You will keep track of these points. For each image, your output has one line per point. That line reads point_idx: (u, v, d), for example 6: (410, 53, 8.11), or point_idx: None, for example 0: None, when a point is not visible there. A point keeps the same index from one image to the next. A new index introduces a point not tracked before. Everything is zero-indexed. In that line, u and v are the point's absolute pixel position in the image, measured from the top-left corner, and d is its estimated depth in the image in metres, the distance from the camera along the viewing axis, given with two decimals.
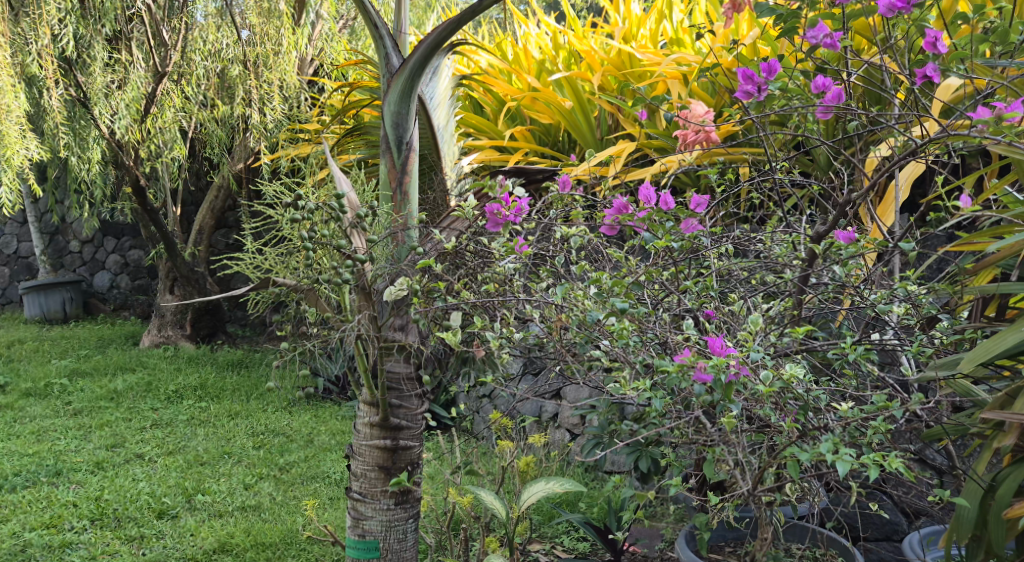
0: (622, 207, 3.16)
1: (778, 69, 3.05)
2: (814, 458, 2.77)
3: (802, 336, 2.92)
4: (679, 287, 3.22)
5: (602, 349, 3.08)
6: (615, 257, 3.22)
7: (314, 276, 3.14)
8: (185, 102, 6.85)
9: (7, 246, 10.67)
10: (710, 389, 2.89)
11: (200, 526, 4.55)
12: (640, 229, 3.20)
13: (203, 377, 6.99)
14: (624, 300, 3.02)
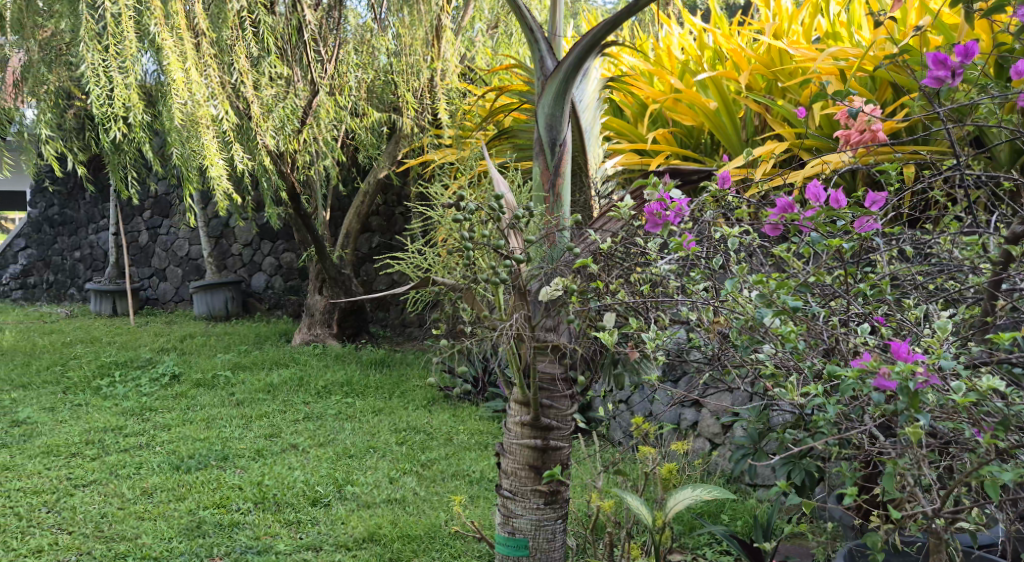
0: (787, 207, 3.13)
1: (975, 53, 2.89)
2: (1017, 478, 2.63)
3: (1002, 348, 2.75)
4: (848, 291, 3.11)
5: (765, 354, 3.03)
6: (779, 257, 3.14)
7: (472, 276, 3.20)
8: (339, 113, 7.05)
9: (178, 248, 11.28)
10: (892, 397, 2.79)
11: (351, 515, 4.71)
12: (806, 228, 3.14)
13: (349, 374, 7.20)
14: (793, 304, 2.94)
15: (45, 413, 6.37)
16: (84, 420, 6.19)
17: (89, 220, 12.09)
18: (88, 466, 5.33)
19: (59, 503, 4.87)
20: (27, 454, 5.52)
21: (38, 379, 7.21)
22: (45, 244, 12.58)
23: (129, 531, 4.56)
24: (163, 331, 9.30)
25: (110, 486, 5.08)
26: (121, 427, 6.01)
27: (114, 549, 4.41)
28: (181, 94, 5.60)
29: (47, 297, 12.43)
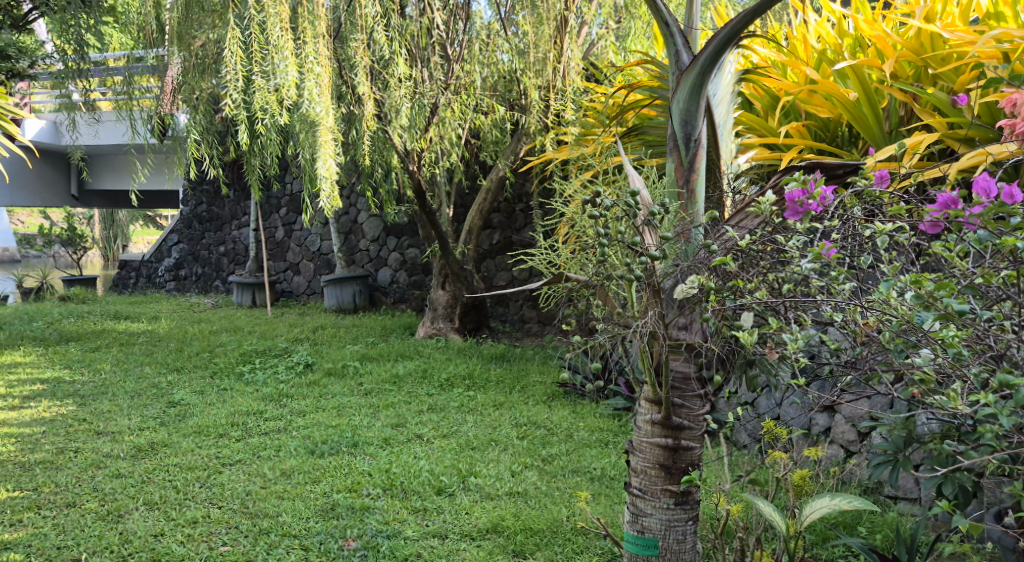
0: (950, 202, 3.11)
1: None
2: None
3: None
4: (1011, 295, 2.97)
5: (920, 359, 2.91)
6: (938, 254, 3.03)
7: (605, 273, 3.19)
8: (463, 111, 7.09)
9: (311, 244, 11.60)
10: None
11: (475, 506, 4.75)
12: (973, 225, 3.06)
13: (471, 368, 7.28)
14: (957, 306, 2.82)
15: (195, 396, 6.66)
16: (230, 403, 6.46)
17: (232, 217, 12.57)
18: (234, 446, 5.55)
19: (210, 479, 5.09)
20: (181, 433, 5.80)
21: (187, 365, 7.55)
22: (194, 239, 13.15)
23: (271, 509, 4.72)
24: (298, 322, 9.59)
25: (253, 465, 5.27)
26: (262, 411, 6.23)
27: (259, 525, 4.58)
28: (319, 98, 5.75)
29: (195, 288, 12.98)
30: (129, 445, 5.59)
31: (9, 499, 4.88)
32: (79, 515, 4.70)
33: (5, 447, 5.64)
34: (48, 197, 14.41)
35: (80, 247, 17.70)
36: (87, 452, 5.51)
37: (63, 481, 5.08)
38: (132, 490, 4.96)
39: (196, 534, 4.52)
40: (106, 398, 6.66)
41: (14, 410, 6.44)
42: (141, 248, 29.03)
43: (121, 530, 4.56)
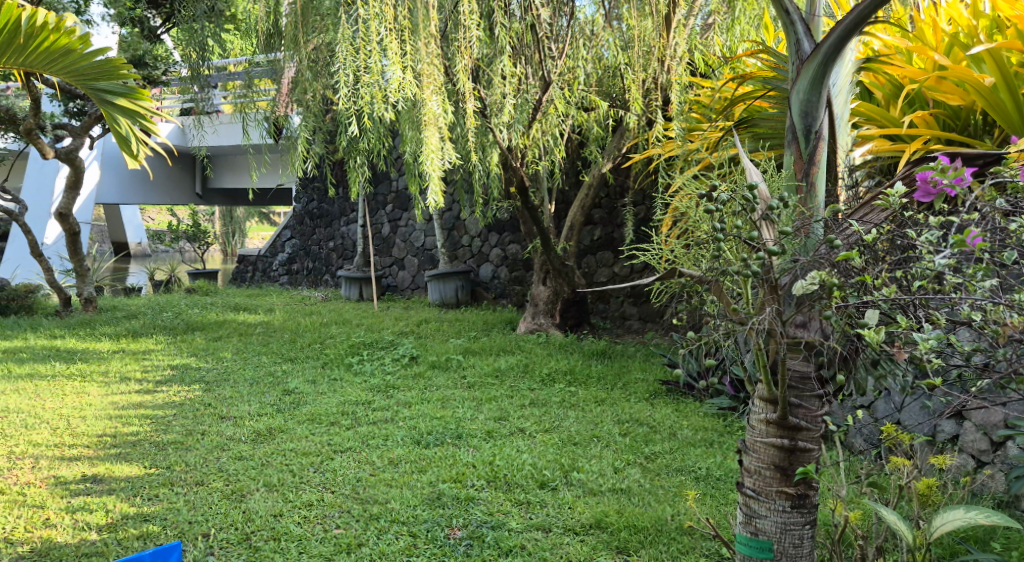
0: None
1: None
2: None
3: None
4: None
5: None
6: None
7: (719, 268, 3.13)
8: (565, 108, 7.03)
9: (415, 240, 11.72)
10: None
11: (577, 501, 4.72)
12: None
13: (572, 363, 7.24)
14: None
15: (308, 385, 6.81)
16: (341, 392, 6.58)
17: (341, 213, 12.81)
18: (345, 434, 5.64)
19: (323, 465, 5.18)
20: (296, 420, 5.93)
21: (301, 355, 7.73)
22: (306, 235, 13.44)
23: (380, 496, 4.78)
24: (404, 316, 9.70)
25: (363, 453, 5.35)
26: (370, 402, 6.32)
27: (369, 510, 4.65)
28: (427, 95, 5.78)
29: (307, 282, 13.27)
30: (250, 430, 5.75)
31: (145, 475, 5.08)
32: (207, 493, 4.85)
33: (140, 428, 5.87)
34: (172, 194, 14.96)
35: (201, 242, 18.33)
36: (213, 435, 5.69)
37: (193, 461, 5.26)
38: (254, 472, 5.09)
39: (311, 516, 4.61)
40: (228, 385, 6.87)
41: (145, 394, 6.70)
42: (257, 244, 29.81)
43: (245, 509, 4.67)
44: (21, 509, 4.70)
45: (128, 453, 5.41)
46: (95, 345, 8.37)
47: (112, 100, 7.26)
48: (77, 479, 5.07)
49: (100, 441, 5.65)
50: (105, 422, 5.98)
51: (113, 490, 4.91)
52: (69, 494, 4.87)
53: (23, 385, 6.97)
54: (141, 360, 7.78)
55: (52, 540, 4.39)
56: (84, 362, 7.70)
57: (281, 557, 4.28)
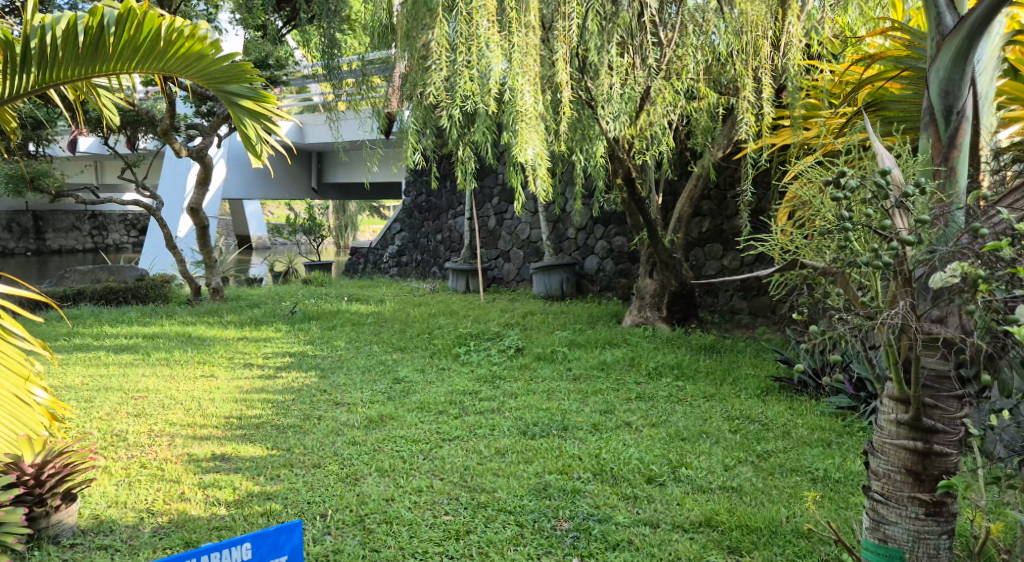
0: None
1: None
2: None
3: None
4: None
5: None
6: None
7: (847, 259, 2.99)
8: (674, 96, 6.85)
9: (521, 232, 11.67)
10: None
11: (686, 497, 4.58)
12: None
13: (679, 357, 7.08)
14: None
15: (418, 373, 6.83)
16: (449, 382, 6.57)
17: (449, 206, 12.85)
18: (453, 423, 5.62)
19: (432, 452, 5.17)
20: (406, 408, 5.94)
21: (411, 345, 7.76)
22: (414, 227, 13.53)
23: (488, 485, 4.73)
24: (509, 307, 9.67)
25: (471, 442, 5.31)
26: (478, 392, 6.29)
27: (477, 498, 4.60)
28: (528, 87, 5.67)
29: (416, 274, 13.36)
30: (363, 416, 5.78)
31: (268, 456, 5.16)
32: (324, 475, 4.89)
33: (262, 411, 5.98)
34: (289, 189, 15.28)
35: (316, 235, 18.71)
36: (329, 419, 5.75)
37: (311, 444, 5.31)
38: (367, 456, 5.11)
39: (422, 501, 4.59)
40: (342, 371, 6.96)
41: (266, 379, 6.83)
42: (368, 237, 30.30)
43: (359, 492, 4.69)
44: (158, 483, 4.82)
45: (253, 435, 5.52)
46: (221, 332, 8.58)
47: (235, 98, 4.87)
48: (208, 457, 5.18)
49: (227, 422, 5.77)
50: (231, 404, 6.12)
51: (240, 469, 5.00)
52: (201, 471, 4.98)
53: (156, 367, 7.20)
54: (261, 347, 7.95)
55: (186, 513, 4.47)
56: (209, 348, 7.90)
57: (393, 540, 4.27)
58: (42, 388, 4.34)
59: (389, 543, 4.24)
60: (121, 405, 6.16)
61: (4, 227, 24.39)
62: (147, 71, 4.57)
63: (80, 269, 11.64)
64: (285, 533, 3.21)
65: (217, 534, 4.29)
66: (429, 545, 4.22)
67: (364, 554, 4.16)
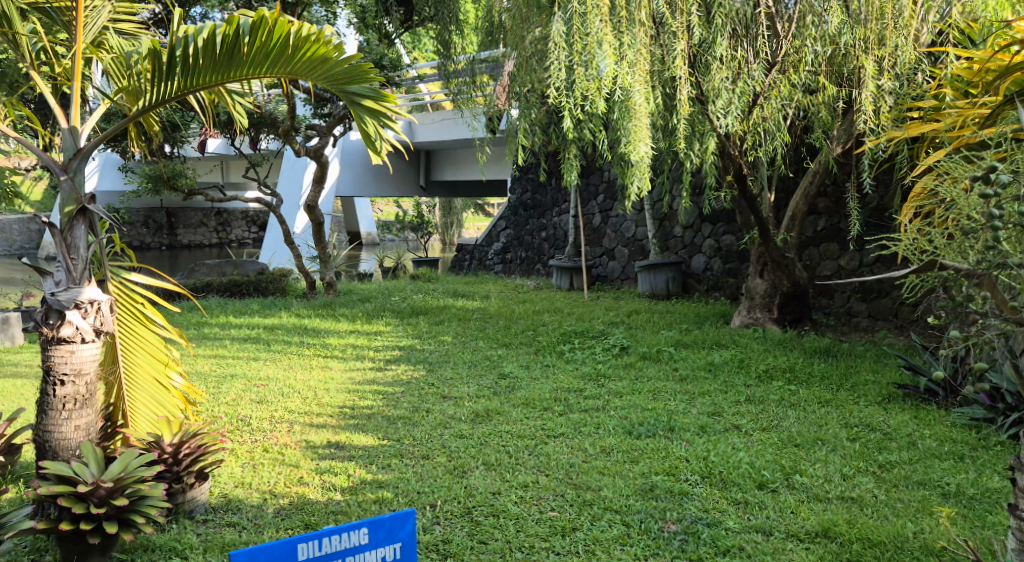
0: None
1: None
2: None
3: None
4: None
5: None
6: None
7: (994, 261, 2.89)
8: (789, 89, 6.68)
9: (627, 230, 11.59)
10: None
11: (801, 506, 4.50)
12: None
13: (792, 360, 6.92)
14: None
15: (523, 369, 6.87)
16: (554, 379, 6.58)
17: (554, 204, 12.86)
18: (558, 420, 5.64)
19: (538, 448, 5.20)
20: (511, 404, 5.98)
21: (516, 341, 7.81)
22: (519, 225, 13.58)
23: (593, 482, 4.73)
24: (614, 306, 9.63)
25: (576, 440, 5.31)
26: (582, 389, 6.29)
27: (582, 496, 4.61)
28: (638, 83, 5.65)
29: (520, 271, 13.39)
30: (469, 410, 5.86)
31: (379, 445, 5.27)
32: (432, 466, 4.97)
33: (374, 402, 6.11)
34: (400, 186, 15.54)
35: (425, 231, 18.99)
36: (436, 412, 5.83)
37: (420, 436, 5.40)
38: (474, 450, 5.18)
39: (528, 496, 4.62)
40: (448, 365, 7.05)
41: (377, 371, 6.98)
42: (474, 232, 30.53)
43: (466, 484, 4.75)
44: (279, 466, 4.98)
45: (365, 425, 5.64)
46: (335, 325, 8.79)
47: (356, 97, 4.45)
48: (323, 444, 5.33)
49: (341, 412, 5.92)
50: (344, 395, 6.27)
51: (353, 456, 5.11)
52: (318, 457, 5.12)
53: (275, 357, 7.43)
54: (373, 340, 8.12)
55: (305, 497, 4.60)
56: (323, 340, 8.11)
57: (500, 533, 4.31)
58: (177, 373, 4.55)
59: (497, 536, 4.28)
60: (245, 392, 6.39)
61: (139, 223, 25.58)
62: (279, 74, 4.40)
63: (207, 262, 12.08)
64: (399, 521, 3.27)
65: (334, 518, 4.40)
66: (536, 540, 4.25)
67: (472, 545, 4.21)
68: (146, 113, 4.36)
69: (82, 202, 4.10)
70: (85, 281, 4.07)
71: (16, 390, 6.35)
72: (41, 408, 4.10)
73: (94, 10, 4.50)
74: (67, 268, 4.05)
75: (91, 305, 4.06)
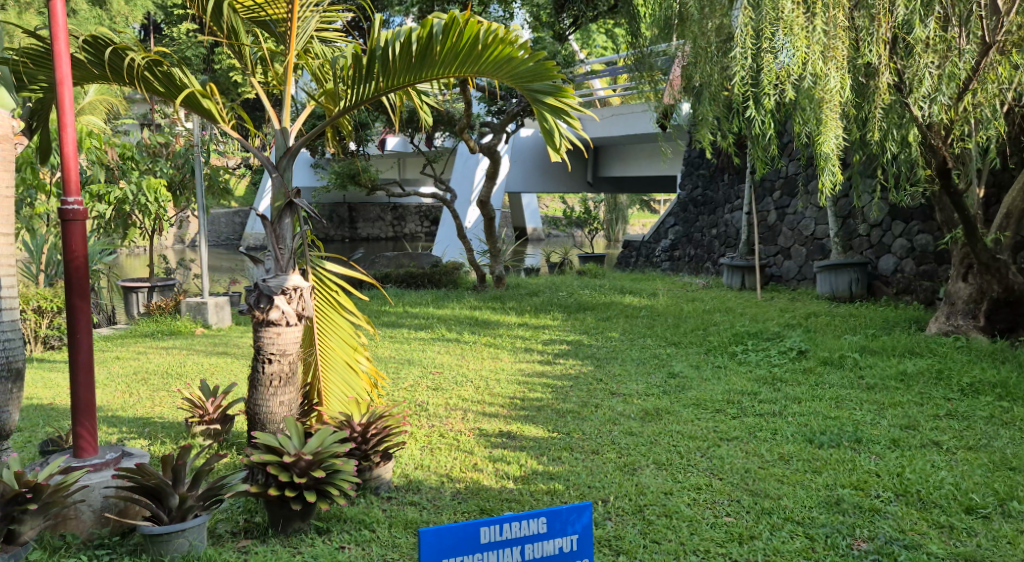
0: None
1: None
2: None
3: None
4: None
5: None
6: None
7: None
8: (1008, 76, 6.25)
9: (806, 228, 11.27)
10: None
11: (1018, 536, 4.29)
12: None
13: (1004, 373, 6.51)
14: None
15: (693, 369, 6.87)
16: (726, 381, 6.55)
17: (726, 200, 12.67)
18: (731, 423, 5.62)
19: (711, 450, 5.20)
20: (681, 403, 6.00)
21: (685, 340, 7.80)
22: (689, 221, 13.46)
23: (772, 490, 4.71)
24: (790, 307, 9.46)
25: (752, 444, 5.29)
26: (757, 393, 6.23)
27: (760, 503, 4.60)
28: (831, 71, 5.55)
29: (688, 269, 13.26)
30: (638, 408, 5.92)
31: (549, 438, 5.40)
32: (602, 462, 5.06)
33: (543, 395, 6.25)
34: (568, 182, 15.65)
35: (591, 227, 19.09)
36: (605, 408, 5.92)
37: (589, 430, 5.50)
38: (644, 448, 5.24)
39: (701, 499, 4.65)
40: (616, 362, 7.13)
41: (545, 364, 7.13)
42: (641, 229, 30.25)
43: (637, 482, 4.82)
44: (455, 452, 5.19)
45: (535, 416, 5.79)
46: (505, 317, 9.01)
47: (538, 94, 4.53)
48: (496, 433, 5.51)
49: (511, 402, 6.09)
50: (514, 386, 6.45)
51: (525, 447, 5.27)
52: (491, 445, 5.30)
53: (449, 347, 7.70)
54: (540, 333, 8.28)
55: (479, 482, 4.78)
56: (494, 332, 8.35)
57: (673, 534, 4.35)
58: (366, 357, 4.79)
59: (670, 537, 4.33)
60: (421, 379, 6.66)
61: (325, 217, 26.83)
62: (466, 73, 4.55)
63: (386, 255, 12.58)
64: (576, 512, 3.39)
65: (508, 505, 4.55)
66: (711, 544, 4.27)
67: (645, 544, 4.28)
68: (345, 113, 4.68)
69: (290, 198, 4.43)
70: (291, 269, 4.39)
71: (219, 367, 6.86)
72: (252, 384, 4.45)
73: (304, 19, 4.80)
74: (276, 257, 4.38)
75: (296, 291, 4.38)
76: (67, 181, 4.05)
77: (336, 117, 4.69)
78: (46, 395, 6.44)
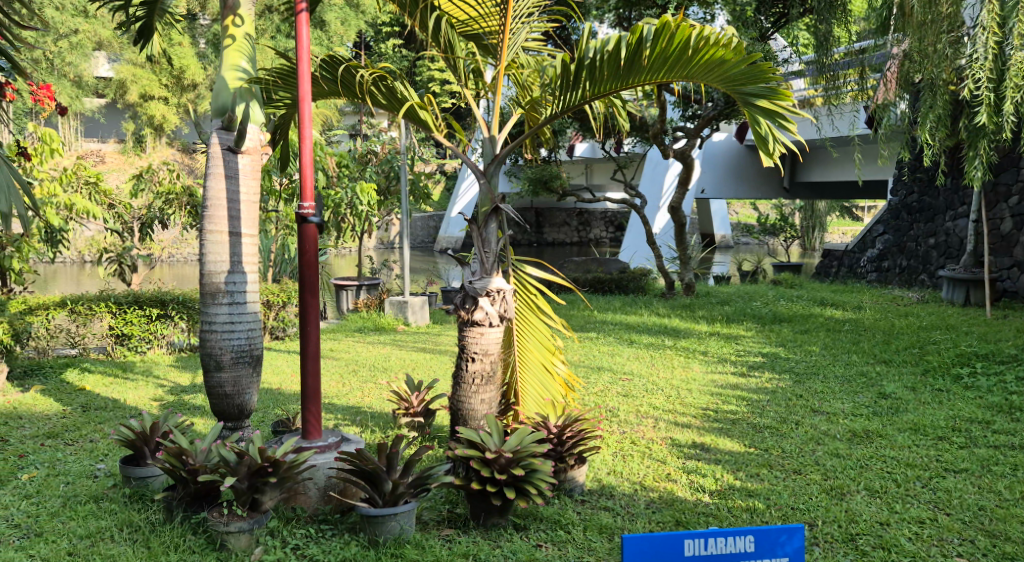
0: None
1: None
2: None
3: None
4: None
5: None
6: None
7: None
8: None
9: None
10: None
11: None
12: None
13: None
14: None
15: (907, 391, 6.56)
16: (950, 406, 6.21)
17: (948, 206, 11.96)
18: (957, 453, 5.33)
19: (933, 481, 4.97)
20: (896, 427, 5.76)
21: (896, 358, 7.47)
22: (902, 230, 12.82)
23: (1013, 533, 4.44)
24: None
25: (985, 479, 5.00)
26: (989, 422, 5.87)
27: (999, 546, 4.35)
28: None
29: (898, 281, 12.70)
30: (845, 428, 5.73)
31: (746, 453, 5.31)
32: (807, 483, 4.93)
33: (738, 407, 6.16)
34: (760, 189, 15.32)
35: (785, 235, 18.57)
36: (806, 426, 5.77)
37: (790, 448, 5.38)
38: (854, 472, 5.06)
39: (925, 534, 4.45)
40: (818, 378, 6.92)
41: (741, 376, 7.00)
42: (838, 238, 29.07)
43: (848, 508, 4.67)
44: (648, 460, 5.19)
45: (730, 429, 5.72)
46: (696, 326, 8.93)
47: (752, 97, 4.49)
48: (689, 444, 5.47)
49: (705, 413, 6.03)
50: (707, 397, 6.38)
51: (720, 460, 5.21)
52: (685, 456, 5.28)
53: (639, 354, 7.70)
54: (735, 344, 8.15)
55: (674, 493, 4.77)
56: (685, 341, 8.26)
57: None
58: (562, 360, 4.87)
59: None
60: (612, 384, 6.70)
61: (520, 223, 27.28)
62: (678, 78, 4.56)
63: (576, 260, 12.71)
64: (786, 533, 3.34)
65: (706, 519, 4.51)
66: None
67: None
68: (558, 114, 4.77)
69: (496, 202, 4.55)
70: (494, 272, 4.55)
71: (423, 364, 7.13)
72: (456, 380, 4.62)
73: (515, 31, 4.93)
74: (481, 260, 4.55)
75: (499, 293, 4.53)
76: (302, 188, 4.32)
77: (550, 119, 4.79)
78: (272, 381, 6.89)
